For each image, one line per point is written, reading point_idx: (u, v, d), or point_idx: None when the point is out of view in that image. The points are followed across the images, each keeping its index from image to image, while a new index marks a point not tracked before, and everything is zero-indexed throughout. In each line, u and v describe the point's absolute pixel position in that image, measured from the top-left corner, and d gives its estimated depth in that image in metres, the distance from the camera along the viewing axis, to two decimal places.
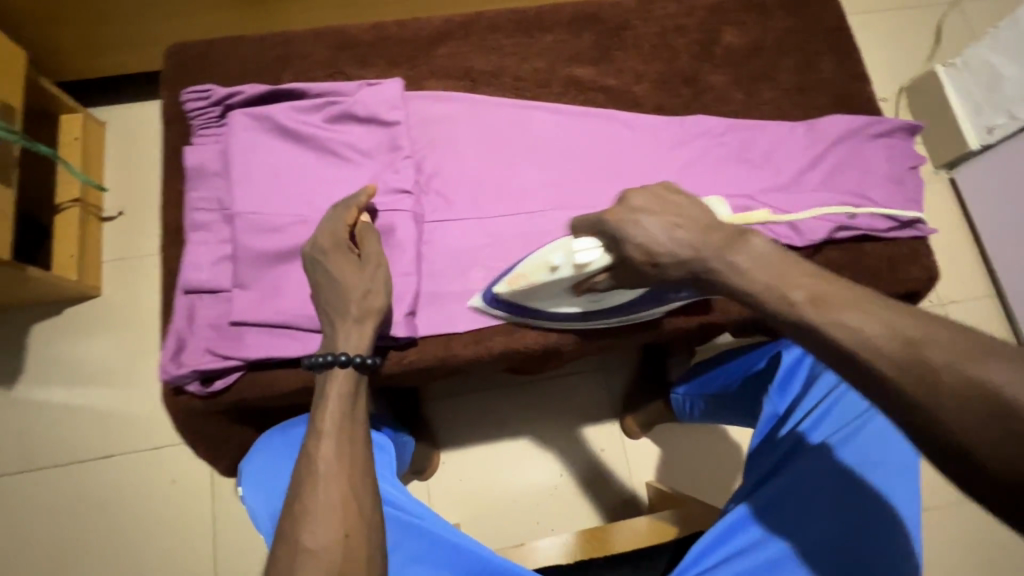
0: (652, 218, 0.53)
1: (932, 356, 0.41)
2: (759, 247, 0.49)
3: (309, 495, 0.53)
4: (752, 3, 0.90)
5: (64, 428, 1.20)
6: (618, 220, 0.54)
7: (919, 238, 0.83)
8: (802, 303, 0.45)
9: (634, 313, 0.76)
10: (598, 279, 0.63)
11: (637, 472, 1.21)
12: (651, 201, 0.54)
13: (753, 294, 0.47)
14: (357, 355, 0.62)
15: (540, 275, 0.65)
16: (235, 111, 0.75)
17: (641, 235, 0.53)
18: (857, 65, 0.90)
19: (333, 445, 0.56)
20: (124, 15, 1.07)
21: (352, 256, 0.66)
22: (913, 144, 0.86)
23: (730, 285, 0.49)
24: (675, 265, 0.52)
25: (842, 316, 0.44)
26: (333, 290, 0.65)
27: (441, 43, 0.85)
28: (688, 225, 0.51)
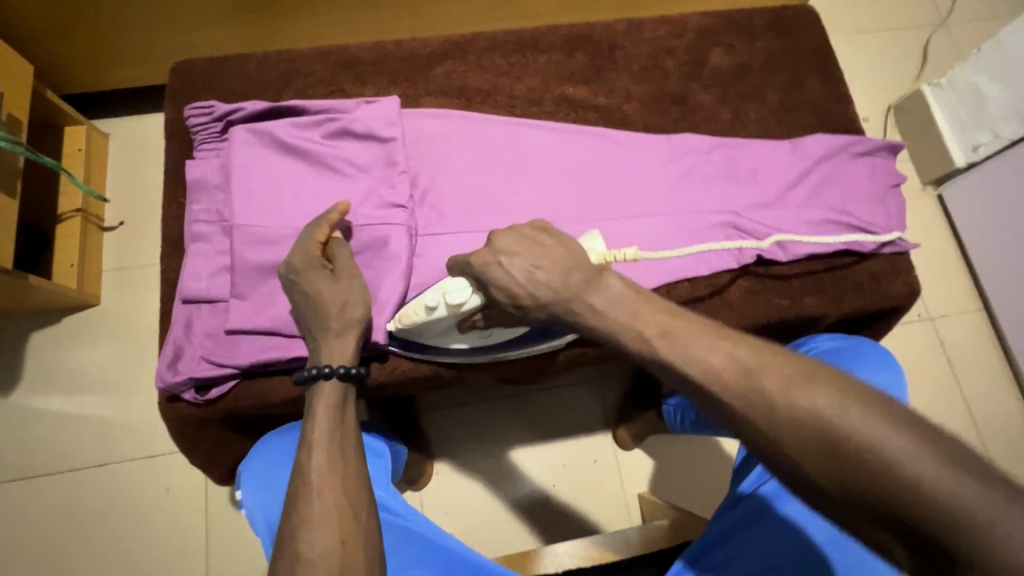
0: (514, 259, 0.56)
1: (795, 399, 0.42)
2: (615, 287, 0.52)
3: (305, 504, 0.52)
4: (738, 26, 0.94)
5: (60, 436, 1.20)
6: (483, 262, 0.58)
7: (900, 254, 0.85)
8: (651, 338, 0.48)
9: (523, 351, 0.77)
10: (473, 316, 0.66)
11: (629, 483, 1.22)
12: (517, 243, 0.58)
13: (609, 332, 0.51)
14: (341, 366, 0.63)
15: (418, 314, 0.67)
16: (236, 126, 0.77)
17: (503, 278, 0.57)
18: (840, 86, 0.93)
19: (324, 455, 0.55)
20: (130, 31, 1.10)
21: (326, 272, 0.68)
22: (895, 163, 0.89)
23: (589, 324, 0.53)
24: (535, 306, 0.56)
25: (691, 348, 0.46)
26: (311, 307, 0.66)
27: (437, 62, 0.88)
28: (549, 267, 0.55)
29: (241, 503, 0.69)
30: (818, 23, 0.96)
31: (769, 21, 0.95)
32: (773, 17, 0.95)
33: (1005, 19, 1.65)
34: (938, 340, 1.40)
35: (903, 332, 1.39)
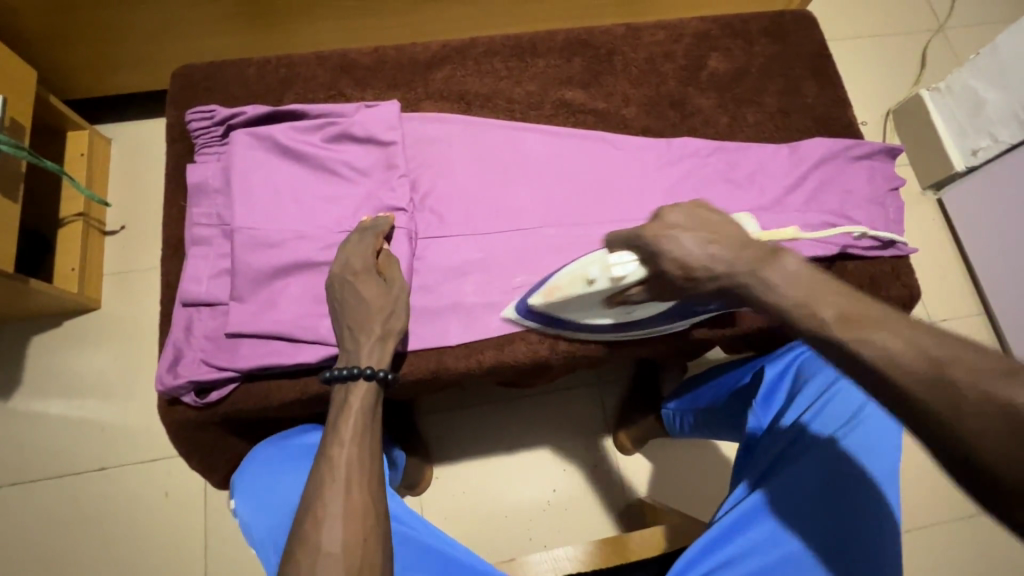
0: (688, 234, 0.57)
1: (910, 374, 0.44)
2: (791, 265, 0.52)
3: (328, 494, 0.55)
4: (736, 31, 0.94)
5: (60, 440, 1.20)
6: (656, 236, 0.58)
7: (899, 258, 0.85)
8: (835, 323, 0.48)
9: (660, 327, 0.78)
10: (631, 290, 0.64)
11: (628, 488, 1.21)
12: (687, 220, 0.58)
13: (784, 308, 0.51)
14: (379, 369, 0.65)
15: (574, 288, 0.67)
16: (237, 130, 0.77)
17: (678, 251, 0.56)
18: (838, 90, 0.93)
19: (352, 451, 0.58)
20: (133, 37, 1.11)
21: (378, 279, 0.69)
22: (894, 167, 0.89)
23: (762, 300, 0.53)
24: (711, 280, 0.55)
25: (867, 334, 0.46)
26: (359, 308, 0.67)
27: (437, 67, 0.88)
28: (723, 242, 0.55)
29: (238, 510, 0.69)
30: (816, 28, 0.96)
31: (767, 25, 0.95)
32: (771, 21, 0.95)
33: (1003, 24, 1.66)
34: None
35: None
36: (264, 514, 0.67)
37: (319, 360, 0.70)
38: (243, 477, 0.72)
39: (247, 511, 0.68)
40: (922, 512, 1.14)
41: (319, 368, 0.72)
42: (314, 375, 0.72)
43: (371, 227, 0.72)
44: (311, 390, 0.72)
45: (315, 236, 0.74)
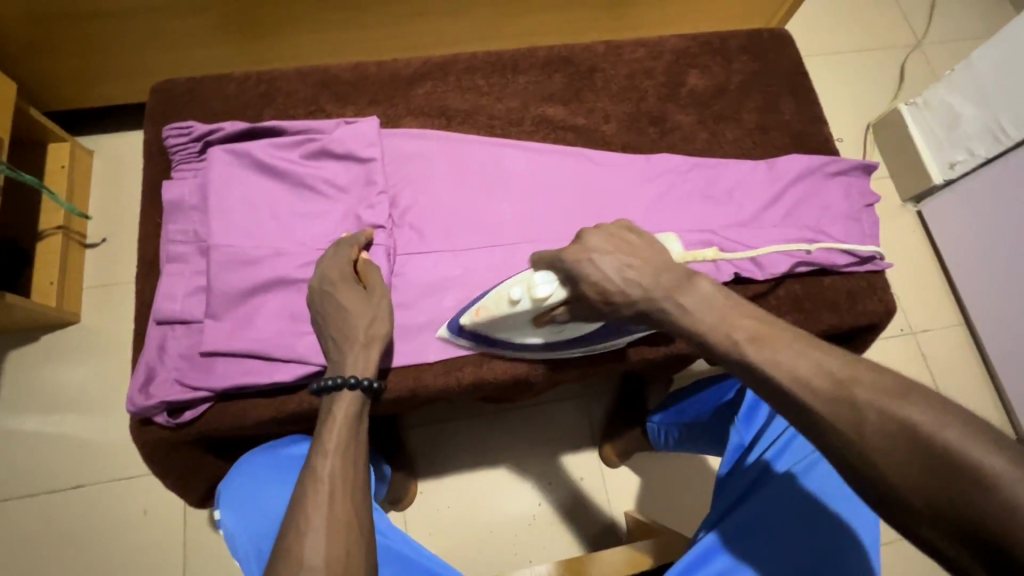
0: (606, 258, 0.57)
1: (859, 393, 0.45)
2: (704, 290, 0.54)
3: (308, 509, 0.53)
4: (714, 49, 0.95)
5: (35, 457, 1.18)
6: (576, 260, 0.58)
7: (876, 273, 0.86)
8: (727, 343, 0.51)
9: (593, 345, 0.78)
10: (556, 311, 0.65)
11: (615, 502, 1.21)
12: (610, 241, 0.58)
13: (698, 331, 0.52)
14: (364, 378, 0.63)
15: (500, 308, 0.67)
16: (214, 147, 0.77)
17: (595, 275, 0.57)
18: (815, 107, 0.95)
19: (334, 467, 0.56)
20: (115, 50, 1.11)
21: (359, 288, 0.69)
22: (869, 183, 0.90)
23: (676, 323, 0.54)
24: (626, 304, 0.56)
25: (777, 356, 0.48)
26: (339, 318, 0.67)
27: (418, 83, 0.89)
28: (639, 267, 0.56)
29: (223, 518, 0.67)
30: (792, 47, 0.98)
31: (745, 43, 0.97)
32: (748, 39, 0.97)
33: (978, 41, 1.70)
34: (921, 354, 1.41)
35: (887, 346, 1.40)
36: (252, 522, 0.66)
37: (296, 378, 0.70)
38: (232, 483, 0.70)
39: (233, 518, 0.67)
40: None
41: (296, 387, 0.71)
42: (291, 394, 0.71)
43: (346, 241, 0.72)
44: (288, 409, 0.71)
45: (292, 253, 0.74)
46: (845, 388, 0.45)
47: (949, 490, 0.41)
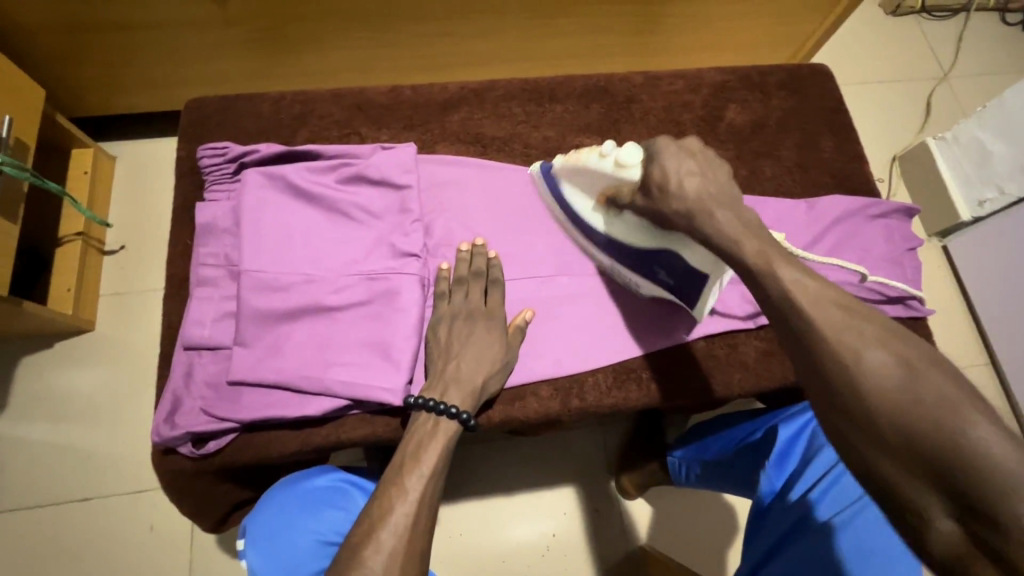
0: (690, 161, 0.65)
1: (867, 329, 0.51)
2: (746, 218, 0.61)
3: (394, 510, 0.56)
4: (754, 83, 0.94)
5: (43, 466, 1.16)
6: (666, 144, 0.67)
7: (916, 319, 0.84)
8: (754, 253, 0.58)
9: (617, 269, 0.78)
10: (623, 190, 0.71)
11: (630, 536, 1.18)
12: (694, 151, 0.67)
13: (720, 236, 0.60)
14: (463, 410, 0.66)
15: (586, 157, 0.73)
16: (249, 168, 0.76)
17: (669, 164, 0.65)
18: (855, 146, 0.93)
19: (423, 481, 0.59)
20: (143, 59, 1.10)
21: (489, 321, 0.72)
22: (910, 226, 0.88)
23: (702, 228, 0.61)
24: (676, 198, 0.63)
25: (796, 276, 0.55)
26: (464, 346, 0.70)
27: (454, 109, 0.87)
28: (704, 178, 0.64)
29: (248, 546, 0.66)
30: (832, 83, 0.97)
31: (785, 78, 0.95)
32: (788, 74, 0.96)
33: (1007, 77, 1.69)
34: None
35: None
36: (278, 565, 0.64)
37: (325, 412, 0.68)
38: (267, 506, 0.69)
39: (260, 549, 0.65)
40: None
41: (325, 419, 0.69)
42: (318, 427, 0.69)
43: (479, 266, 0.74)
44: (313, 442, 0.69)
45: (324, 280, 0.72)
46: (846, 327, 0.51)
47: (926, 431, 0.45)
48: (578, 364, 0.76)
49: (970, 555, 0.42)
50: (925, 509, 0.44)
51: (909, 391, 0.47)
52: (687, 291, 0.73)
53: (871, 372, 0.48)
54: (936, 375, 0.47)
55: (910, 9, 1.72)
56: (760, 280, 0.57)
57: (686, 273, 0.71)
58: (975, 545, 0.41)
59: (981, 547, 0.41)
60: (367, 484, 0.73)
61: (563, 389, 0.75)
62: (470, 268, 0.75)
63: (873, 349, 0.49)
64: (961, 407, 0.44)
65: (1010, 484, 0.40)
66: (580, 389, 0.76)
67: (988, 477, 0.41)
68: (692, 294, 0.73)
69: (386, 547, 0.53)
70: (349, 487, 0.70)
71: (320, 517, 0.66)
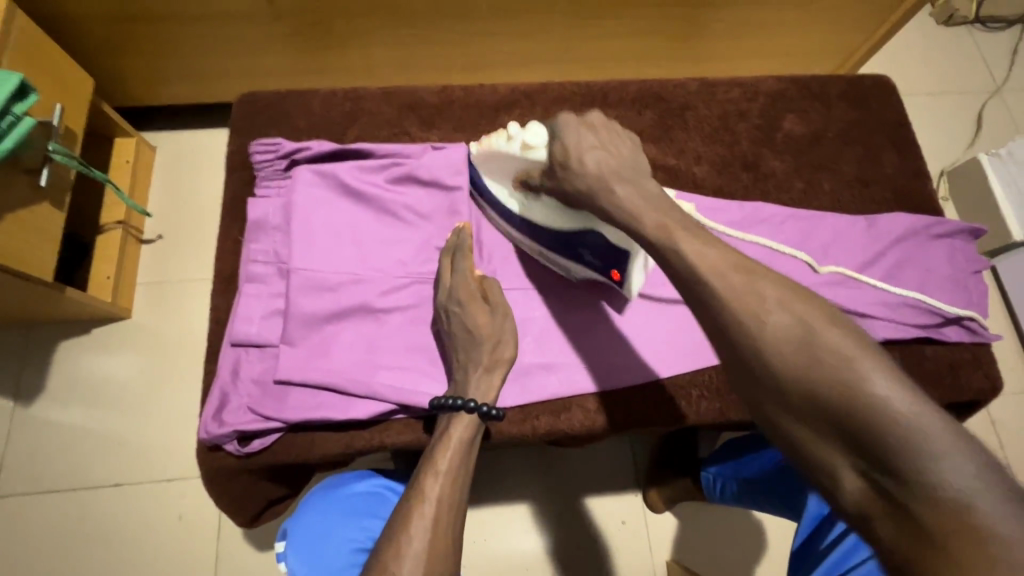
0: (591, 135, 0.62)
1: (767, 294, 0.49)
2: (651, 192, 0.59)
3: (416, 513, 0.55)
4: (813, 93, 0.91)
5: (77, 451, 1.17)
6: (568, 121, 0.63)
7: (982, 345, 0.80)
8: (654, 228, 0.56)
9: (544, 254, 0.74)
10: (533, 172, 0.68)
11: (657, 549, 1.15)
12: (596, 125, 0.63)
13: (628, 215, 0.57)
14: (483, 403, 0.63)
15: (496, 143, 0.70)
16: (301, 166, 0.75)
17: (570, 139, 0.62)
18: (918, 163, 0.90)
19: (440, 481, 0.57)
20: (192, 53, 1.11)
21: (484, 306, 0.68)
22: (975, 247, 0.84)
23: (606, 206, 0.59)
24: (579, 175, 0.61)
25: (679, 245, 0.54)
26: (466, 338, 0.66)
27: (504, 111, 0.86)
28: (605, 154, 0.61)
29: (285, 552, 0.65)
30: (895, 95, 0.93)
31: (846, 89, 0.92)
32: (848, 85, 0.92)
33: None
34: (990, 422, 1.31)
35: None
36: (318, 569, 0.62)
37: (370, 415, 0.67)
38: (305, 513, 0.68)
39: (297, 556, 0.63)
40: None
41: (369, 422, 0.68)
42: (363, 429, 0.68)
43: (457, 248, 0.71)
44: (358, 445, 0.68)
45: (373, 282, 0.71)
46: (749, 296, 0.49)
47: (825, 382, 0.45)
48: (627, 377, 0.74)
49: (874, 512, 0.43)
50: (835, 468, 0.45)
51: (813, 353, 0.46)
52: (614, 270, 0.70)
53: (775, 337, 0.48)
54: (831, 332, 0.47)
55: (963, 20, 1.66)
56: (666, 259, 0.54)
57: (611, 251, 0.68)
58: (881, 499, 0.42)
59: (883, 501, 0.42)
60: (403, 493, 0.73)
61: (611, 402, 0.73)
62: (453, 243, 0.72)
63: (776, 313, 0.49)
64: (858, 362, 0.45)
65: (896, 422, 0.42)
66: (628, 404, 0.74)
67: (882, 426, 0.42)
68: (620, 273, 0.70)
69: (419, 552, 0.52)
70: (387, 495, 0.70)
71: (359, 525, 0.66)
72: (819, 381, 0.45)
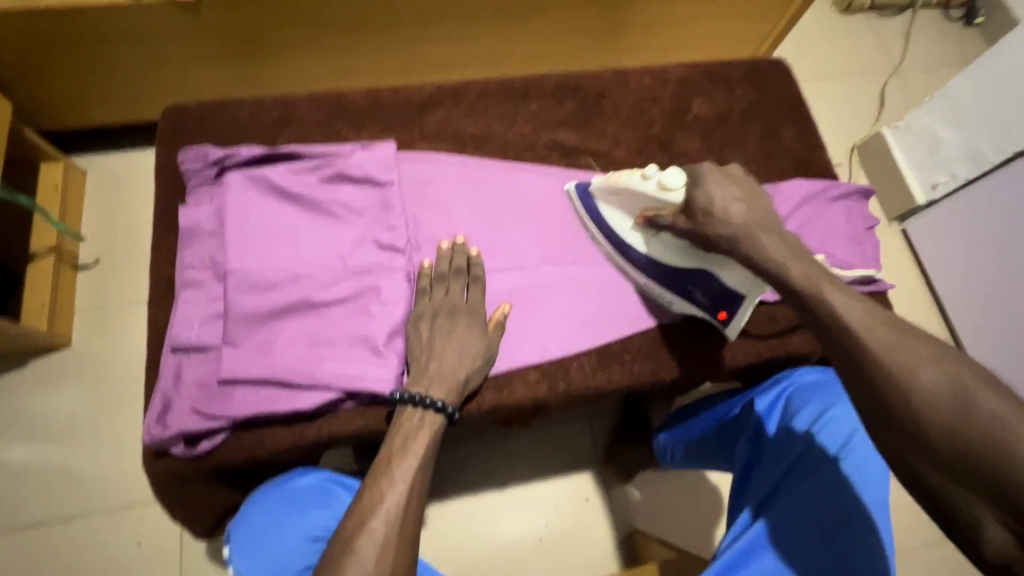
0: (731, 186, 0.67)
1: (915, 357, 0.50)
2: (791, 239, 0.63)
3: (384, 498, 0.57)
4: (717, 77, 0.99)
5: (22, 488, 1.13)
6: (711, 170, 0.68)
7: (878, 293, 0.89)
8: (801, 279, 0.58)
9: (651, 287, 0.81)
10: (665, 214, 0.73)
11: (620, 520, 1.17)
12: (735, 176, 0.69)
13: (767, 262, 0.61)
14: (449, 405, 0.66)
15: (630, 179, 0.74)
16: (231, 171, 0.77)
17: (710, 190, 0.67)
18: (813, 134, 0.99)
19: (402, 476, 0.59)
20: (116, 73, 1.10)
21: (476, 326, 0.73)
22: (867, 206, 0.94)
23: (750, 253, 0.63)
24: (721, 223, 0.65)
25: (830, 299, 0.55)
26: (446, 350, 0.70)
27: (432, 108, 0.90)
28: (744, 203, 0.66)
29: (236, 557, 0.66)
30: (789, 75, 1.02)
31: (746, 72, 1.00)
32: (748, 68, 1.01)
33: (951, 70, 1.79)
34: None
35: None
36: (267, 563, 0.64)
37: (317, 406, 0.69)
38: (251, 516, 0.69)
39: (247, 559, 0.65)
40: (908, 535, 1.15)
41: (317, 414, 0.71)
42: (311, 421, 0.71)
43: (463, 267, 0.75)
44: (306, 437, 0.70)
45: (310, 278, 0.73)
46: (899, 350, 0.50)
47: (976, 443, 0.45)
48: (564, 348, 0.79)
49: (1020, 563, 0.44)
50: (982, 523, 0.45)
51: (962, 413, 0.47)
52: (722, 311, 0.78)
53: (925, 391, 0.48)
54: (987, 393, 0.47)
55: (861, 8, 1.80)
56: (809, 303, 0.56)
57: (721, 292, 0.77)
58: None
59: None
60: (353, 482, 0.73)
61: (550, 373, 0.78)
62: (452, 265, 0.76)
63: (927, 367, 0.49)
64: (1015, 426, 0.44)
65: None
66: (566, 373, 0.78)
67: None
68: (727, 313, 0.78)
69: (377, 534, 0.54)
70: (331, 485, 0.71)
71: (305, 516, 0.67)
72: (968, 441, 0.46)
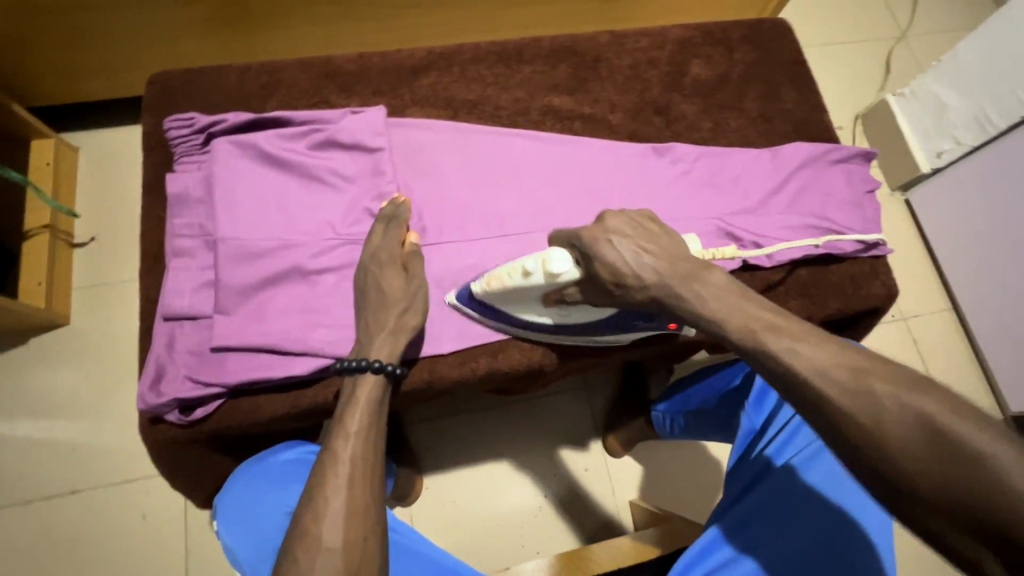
0: (623, 241, 0.58)
1: (878, 388, 0.43)
2: (717, 279, 0.54)
3: (342, 463, 0.56)
4: (717, 38, 0.96)
5: (27, 463, 1.14)
6: (593, 236, 0.59)
7: (878, 257, 0.87)
8: (742, 332, 0.50)
9: (600, 337, 0.76)
10: (568, 291, 0.64)
11: (620, 490, 1.18)
12: (623, 228, 0.60)
13: (715, 320, 0.52)
14: (388, 363, 0.65)
15: (512, 279, 0.66)
16: (218, 137, 0.75)
17: (610, 256, 0.58)
18: (816, 97, 0.96)
19: (353, 441, 0.58)
20: (102, 44, 1.07)
21: (401, 273, 0.70)
22: (869, 169, 0.92)
23: (690, 310, 0.54)
24: (638, 287, 0.57)
25: (790, 343, 0.47)
26: (377, 299, 0.68)
27: (422, 73, 0.87)
28: (654, 252, 0.57)
29: (220, 534, 0.67)
30: (791, 36, 0.99)
31: (746, 33, 0.97)
32: (748, 29, 0.98)
33: (960, 34, 1.74)
34: (912, 340, 1.38)
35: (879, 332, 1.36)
36: (247, 538, 0.65)
37: (311, 372, 0.69)
38: (233, 492, 0.69)
39: (231, 534, 0.66)
40: None
41: (313, 380, 0.71)
42: (306, 388, 0.71)
43: (394, 218, 0.72)
44: (301, 403, 0.70)
45: (301, 245, 0.73)
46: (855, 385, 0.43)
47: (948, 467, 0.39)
48: None
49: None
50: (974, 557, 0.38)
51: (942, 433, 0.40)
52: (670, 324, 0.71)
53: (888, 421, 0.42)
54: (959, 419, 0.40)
55: None
56: (760, 361, 0.48)
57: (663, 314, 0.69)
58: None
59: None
60: None
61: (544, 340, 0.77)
62: (384, 228, 0.72)
63: (884, 389, 0.43)
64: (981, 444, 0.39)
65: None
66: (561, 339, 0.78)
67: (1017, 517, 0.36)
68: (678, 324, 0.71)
69: (343, 492, 0.54)
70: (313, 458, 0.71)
71: (285, 490, 0.67)
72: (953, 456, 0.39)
